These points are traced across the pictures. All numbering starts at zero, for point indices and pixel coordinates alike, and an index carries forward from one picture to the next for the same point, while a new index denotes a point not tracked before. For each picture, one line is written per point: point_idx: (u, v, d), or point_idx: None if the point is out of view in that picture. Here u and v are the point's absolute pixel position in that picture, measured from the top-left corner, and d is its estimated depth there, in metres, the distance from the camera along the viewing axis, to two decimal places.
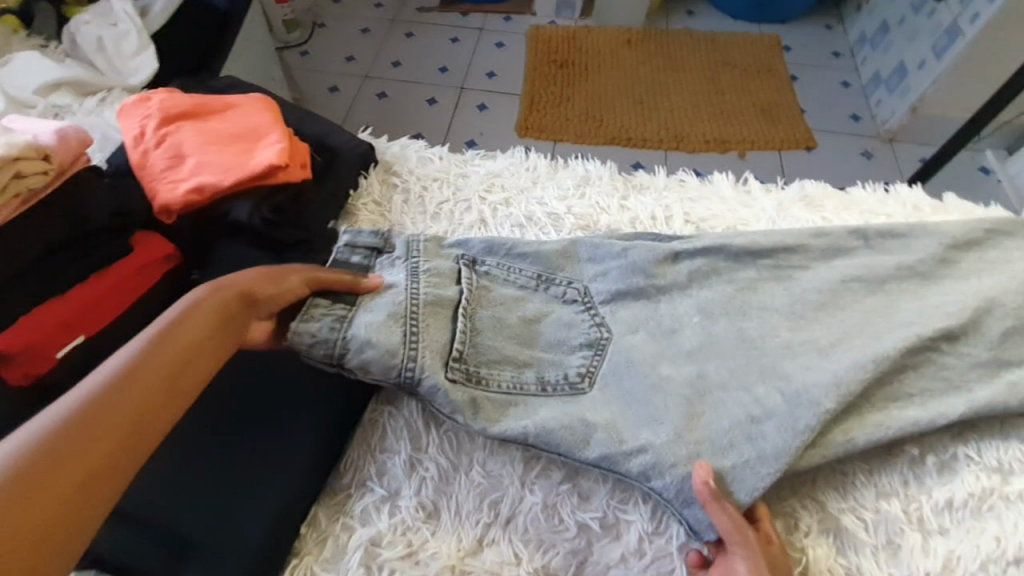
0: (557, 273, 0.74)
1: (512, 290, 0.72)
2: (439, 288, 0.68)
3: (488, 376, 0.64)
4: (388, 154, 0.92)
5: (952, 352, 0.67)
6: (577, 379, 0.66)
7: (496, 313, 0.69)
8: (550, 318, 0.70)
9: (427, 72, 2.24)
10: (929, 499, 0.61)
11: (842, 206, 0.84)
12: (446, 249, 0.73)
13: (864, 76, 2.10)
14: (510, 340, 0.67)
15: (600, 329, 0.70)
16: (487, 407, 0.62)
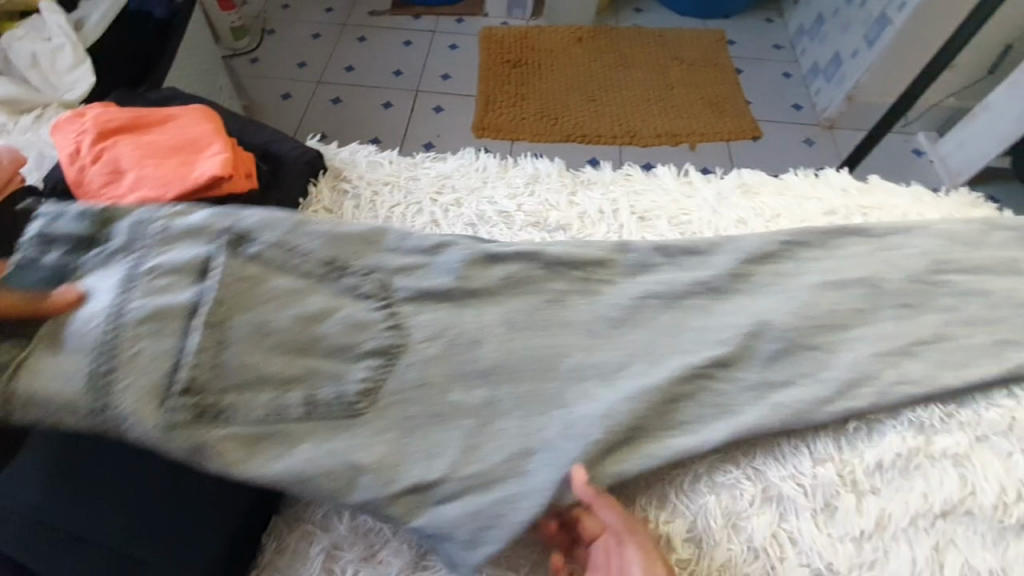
0: (353, 261, 0.70)
1: (291, 280, 0.67)
2: (169, 291, 0.61)
3: (229, 408, 0.59)
4: (338, 161, 0.92)
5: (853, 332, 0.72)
6: (352, 399, 0.62)
7: (259, 316, 0.63)
8: (339, 314, 0.66)
9: (380, 76, 2.23)
10: (861, 462, 0.65)
11: (777, 192, 0.88)
12: (184, 246, 0.64)
13: (804, 67, 2.19)
14: (271, 352, 0.62)
15: (398, 340, 0.67)
16: (227, 448, 0.57)
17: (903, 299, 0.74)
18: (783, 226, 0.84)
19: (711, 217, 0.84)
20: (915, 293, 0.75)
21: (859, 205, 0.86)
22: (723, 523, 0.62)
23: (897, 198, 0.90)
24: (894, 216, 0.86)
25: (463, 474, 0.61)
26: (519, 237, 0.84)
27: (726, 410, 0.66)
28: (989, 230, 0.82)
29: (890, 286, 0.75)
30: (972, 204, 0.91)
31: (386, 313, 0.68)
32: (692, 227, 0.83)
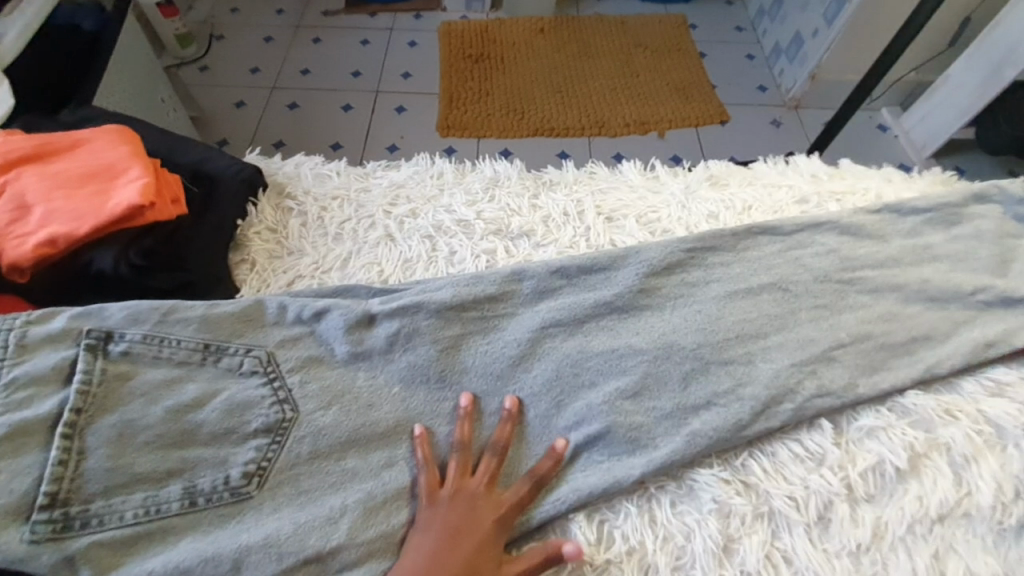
0: (231, 342, 0.64)
1: (165, 371, 0.60)
2: (27, 406, 0.54)
3: (102, 512, 0.52)
4: (281, 175, 0.86)
5: (821, 333, 0.69)
6: (243, 481, 0.57)
7: (126, 416, 0.56)
8: (219, 398, 0.60)
9: (337, 79, 2.14)
10: (855, 466, 0.63)
11: (747, 182, 0.84)
12: (53, 336, 0.58)
13: (767, 48, 2.17)
14: (145, 449, 0.56)
15: (283, 414, 0.61)
16: (101, 554, 0.51)
17: (875, 288, 0.73)
18: (758, 218, 0.80)
19: (681, 213, 0.80)
20: (889, 284, 0.73)
21: (832, 191, 0.83)
22: (720, 547, 0.59)
23: (868, 180, 0.87)
24: (868, 200, 0.83)
25: (362, 538, 0.56)
26: (481, 247, 0.78)
27: (721, 426, 0.64)
28: (964, 209, 0.79)
29: (864, 277, 0.73)
30: (945, 181, 0.89)
31: (276, 386, 0.63)
32: (662, 226, 0.79)
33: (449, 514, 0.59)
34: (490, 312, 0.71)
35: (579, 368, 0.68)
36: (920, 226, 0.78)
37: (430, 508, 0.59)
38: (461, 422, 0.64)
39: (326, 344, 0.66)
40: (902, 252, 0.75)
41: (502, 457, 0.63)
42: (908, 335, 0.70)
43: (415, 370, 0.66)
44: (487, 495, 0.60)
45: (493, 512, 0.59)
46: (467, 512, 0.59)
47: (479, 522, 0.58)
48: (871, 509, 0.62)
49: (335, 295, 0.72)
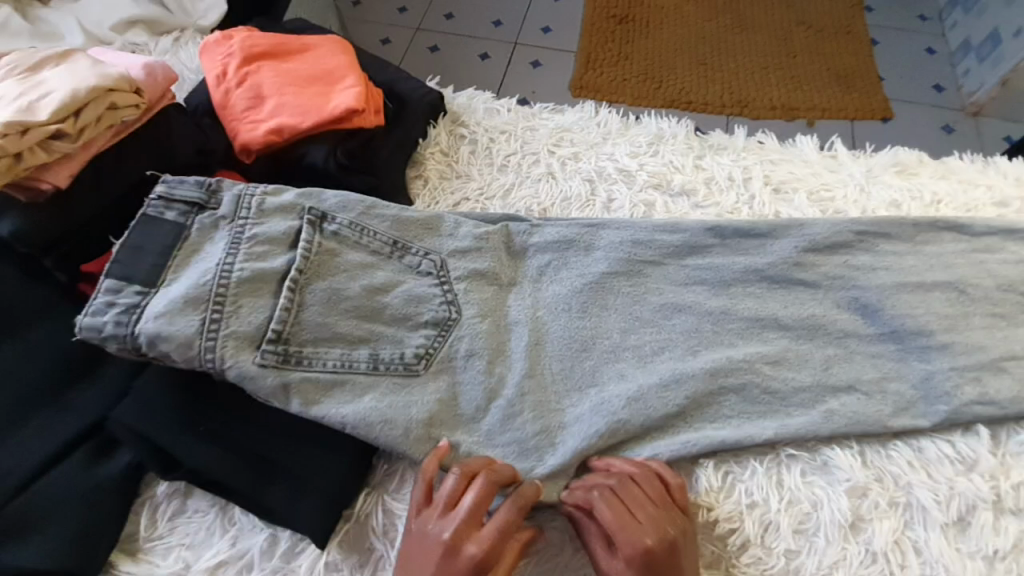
0: (413, 243, 0.72)
1: (361, 256, 0.69)
2: (263, 259, 0.63)
3: (312, 356, 0.62)
4: (456, 104, 0.91)
5: (1000, 343, 0.65)
6: (413, 361, 0.65)
7: (332, 285, 0.66)
8: (400, 289, 0.69)
9: (481, 25, 2.19)
10: (1007, 478, 0.59)
11: (938, 175, 0.78)
12: (288, 202, 0.67)
13: (951, 43, 1.96)
14: (345, 314, 0.65)
15: (449, 315, 0.69)
16: (306, 390, 0.60)
17: None
18: (945, 214, 0.74)
19: (858, 196, 0.76)
20: None
21: None
22: (844, 522, 0.58)
23: None
24: None
25: (502, 438, 0.64)
26: (640, 198, 0.80)
27: (866, 413, 0.63)
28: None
29: None
30: None
31: (446, 291, 0.71)
32: (835, 206, 0.76)
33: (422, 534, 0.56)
34: (636, 257, 0.74)
35: (721, 329, 0.70)
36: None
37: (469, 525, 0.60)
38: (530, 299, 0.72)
39: (494, 262, 0.74)
40: None
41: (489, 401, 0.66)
42: None
43: (559, 300, 0.73)
44: (481, 556, 0.54)
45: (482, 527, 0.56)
46: (452, 562, 0.53)
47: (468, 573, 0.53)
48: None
49: (503, 219, 0.78)
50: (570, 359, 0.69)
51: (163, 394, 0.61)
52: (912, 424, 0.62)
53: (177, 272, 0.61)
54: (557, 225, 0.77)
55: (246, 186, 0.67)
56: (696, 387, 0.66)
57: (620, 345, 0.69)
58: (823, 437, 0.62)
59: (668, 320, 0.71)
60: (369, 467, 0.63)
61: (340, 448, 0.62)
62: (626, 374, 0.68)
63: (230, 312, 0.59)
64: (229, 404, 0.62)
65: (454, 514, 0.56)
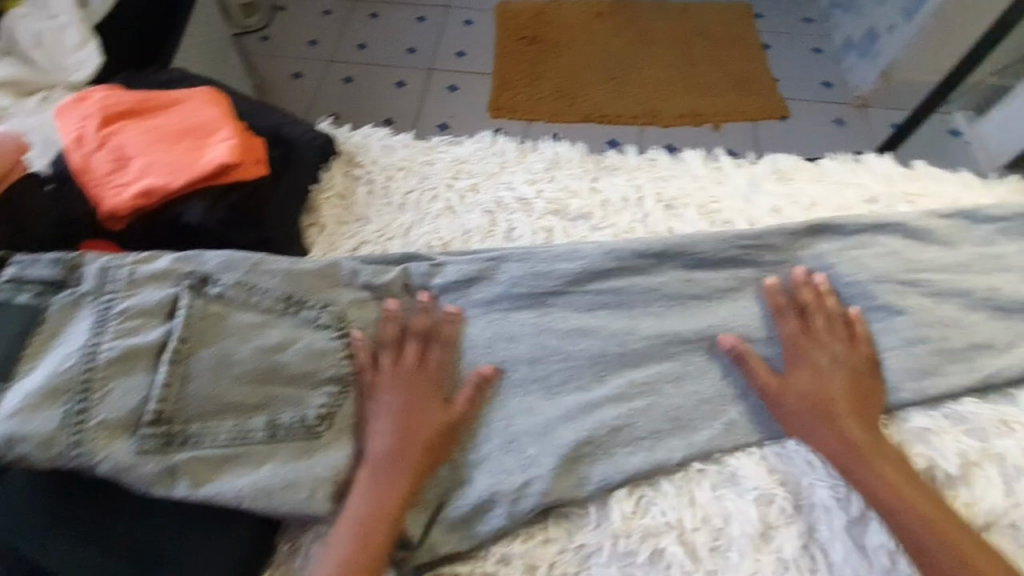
0: (310, 296, 0.69)
1: (252, 316, 0.65)
2: (135, 334, 0.59)
3: (199, 432, 0.58)
4: (350, 144, 0.90)
5: (879, 333, 0.68)
6: (314, 423, 0.62)
7: (221, 350, 0.61)
8: (299, 345, 0.65)
9: (393, 55, 2.21)
10: (902, 469, 0.61)
11: (813, 178, 0.82)
12: (163, 271, 0.64)
13: (835, 42, 2.11)
14: (237, 381, 0.61)
15: (349, 370, 0.67)
16: (194, 469, 0.56)
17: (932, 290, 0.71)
18: (822, 215, 0.78)
19: (743, 205, 0.80)
20: (963, 295, 0.69)
21: (907, 191, 0.79)
22: (755, 532, 0.59)
23: (946, 184, 0.81)
24: (942, 204, 0.77)
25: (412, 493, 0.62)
26: (539, 225, 0.80)
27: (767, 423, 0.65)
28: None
29: (927, 281, 0.72)
30: None
31: (348, 342, 0.68)
32: (723, 216, 0.79)
33: (385, 409, 0.65)
34: (537, 289, 0.75)
35: (628, 351, 0.71)
36: (1003, 231, 0.73)
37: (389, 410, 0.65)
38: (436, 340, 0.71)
39: (393, 309, 0.73)
40: (970, 258, 0.71)
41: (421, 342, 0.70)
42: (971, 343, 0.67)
43: (464, 340, 0.72)
44: (427, 418, 0.65)
45: (426, 397, 0.66)
46: (403, 421, 0.64)
47: (416, 431, 0.63)
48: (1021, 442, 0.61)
49: (401, 263, 0.77)
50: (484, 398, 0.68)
51: (23, 500, 0.55)
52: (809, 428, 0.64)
53: (35, 360, 0.56)
54: (456, 261, 0.77)
55: (114, 257, 0.63)
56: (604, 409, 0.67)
57: (529, 378, 0.70)
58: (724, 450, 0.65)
59: (579, 344, 0.72)
60: (265, 551, 0.60)
61: (233, 535, 0.58)
62: (535, 409, 0.68)
63: (97, 398, 0.55)
64: (106, 496, 0.57)
65: (394, 390, 0.66)
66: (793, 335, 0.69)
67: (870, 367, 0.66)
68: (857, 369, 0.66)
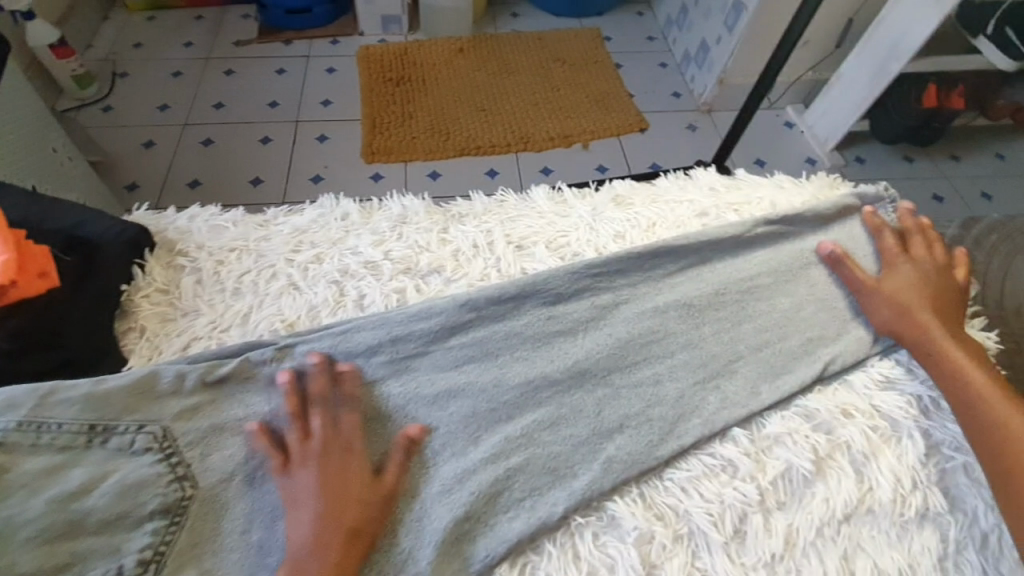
0: (120, 420, 0.62)
1: (46, 459, 0.59)
2: None
3: None
4: (172, 230, 0.82)
5: (726, 343, 0.72)
6: (136, 570, 0.56)
7: (5, 512, 0.55)
8: (108, 482, 0.59)
9: (253, 110, 2.10)
10: (766, 476, 0.63)
11: (650, 200, 0.85)
12: None
13: (678, 55, 2.29)
14: (28, 545, 0.54)
15: (180, 495, 0.60)
16: None
17: (767, 292, 0.75)
18: (662, 235, 0.81)
19: (590, 235, 0.81)
20: (781, 294, 0.75)
21: (732, 201, 0.84)
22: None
23: (763, 189, 0.88)
24: (763, 209, 0.83)
25: None
26: (390, 286, 0.76)
27: (644, 454, 0.64)
28: (846, 211, 0.82)
29: (764, 285, 0.76)
30: (830, 185, 0.90)
31: (174, 461, 0.62)
32: (571, 250, 0.79)
33: (307, 482, 0.62)
34: (400, 353, 0.71)
35: (498, 405, 0.69)
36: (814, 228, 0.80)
37: (305, 473, 0.63)
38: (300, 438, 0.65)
39: (235, 408, 0.66)
40: (789, 259, 0.77)
41: (332, 401, 0.68)
42: (797, 339, 0.72)
43: (323, 424, 0.67)
44: (364, 484, 0.63)
45: (347, 473, 0.64)
46: (334, 492, 0.62)
47: (352, 499, 0.62)
48: (916, 399, 0.68)
49: (241, 353, 0.69)
50: (352, 489, 0.63)
51: None
52: (680, 452, 0.65)
53: None
54: (303, 338, 0.71)
55: None
56: (484, 472, 0.64)
57: (400, 456, 0.65)
58: (606, 490, 0.63)
59: (446, 406, 0.69)
60: None
61: None
62: (408, 490, 0.64)
63: None
64: None
65: (322, 459, 0.64)
66: (893, 252, 0.75)
67: (954, 288, 0.72)
68: (937, 283, 0.72)
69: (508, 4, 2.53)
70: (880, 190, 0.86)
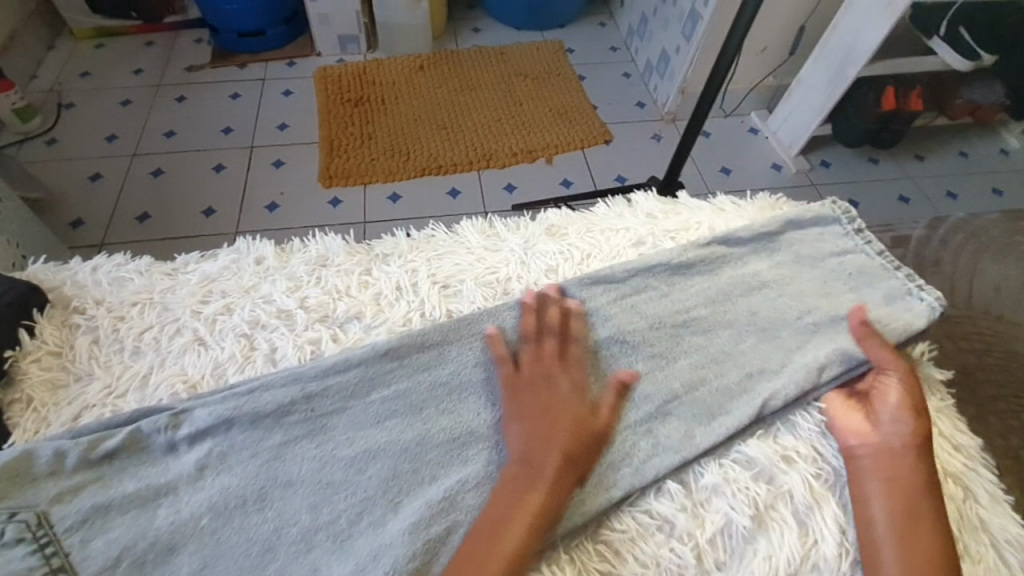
0: None
1: None
2: None
3: None
4: (70, 286, 0.76)
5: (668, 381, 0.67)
6: None
7: None
8: None
9: (205, 137, 2.03)
10: (705, 531, 0.58)
11: (585, 229, 0.82)
12: None
13: (640, 65, 2.27)
14: None
15: None
16: None
17: (707, 325, 0.71)
18: (595, 267, 0.77)
19: (520, 270, 0.77)
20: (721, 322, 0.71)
21: (669, 228, 0.82)
22: None
23: (703, 212, 0.85)
24: (701, 235, 0.80)
25: None
26: (304, 337, 0.71)
27: (582, 513, 0.59)
28: (782, 240, 0.79)
29: (702, 318, 0.72)
30: (772, 206, 0.87)
31: (50, 552, 0.55)
32: (501, 286, 0.75)
33: (543, 398, 0.64)
34: (315, 410, 0.65)
35: (420, 464, 0.63)
36: (750, 254, 0.77)
37: (514, 395, 0.65)
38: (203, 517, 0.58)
39: (125, 484, 0.60)
40: (726, 288, 0.74)
41: (558, 332, 0.69)
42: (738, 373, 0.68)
43: (227, 495, 0.60)
44: (575, 411, 0.63)
45: (566, 395, 0.64)
46: (544, 414, 0.63)
47: (562, 423, 0.62)
48: None
49: (133, 421, 0.63)
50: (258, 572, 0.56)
51: None
52: (615, 511, 0.60)
53: None
54: (205, 401, 0.65)
55: None
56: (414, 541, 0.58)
57: (312, 529, 0.59)
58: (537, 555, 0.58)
59: (365, 468, 0.62)
60: None
61: None
62: (320, 568, 0.57)
63: None
64: None
65: (553, 380, 0.66)
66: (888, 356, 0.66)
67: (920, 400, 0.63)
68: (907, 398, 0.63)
69: (468, 19, 2.50)
70: (830, 205, 0.82)
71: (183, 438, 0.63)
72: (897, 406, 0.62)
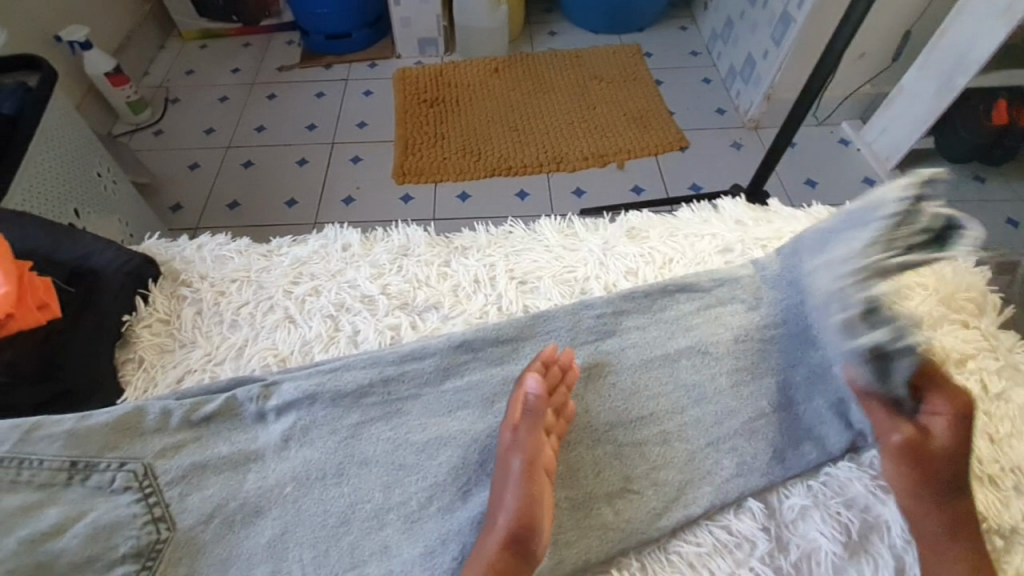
0: (102, 457, 0.61)
1: (23, 497, 0.58)
2: None
3: None
4: (177, 261, 0.82)
5: None
6: None
7: None
8: (81, 523, 0.57)
9: (293, 132, 2.16)
10: (786, 556, 0.56)
11: (667, 233, 0.81)
12: None
13: (721, 71, 2.20)
14: None
15: (156, 537, 0.58)
16: None
17: (794, 342, 0.69)
18: (677, 272, 0.76)
19: (599, 271, 0.77)
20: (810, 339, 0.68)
21: (756, 237, 0.79)
22: None
23: (796, 222, 0.81)
24: None
25: None
26: (386, 323, 0.74)
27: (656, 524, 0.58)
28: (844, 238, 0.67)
29: (788, 333, 0.69)
30: None
31: (152, 502, 0.60)
32: (580, 286, 0.75)
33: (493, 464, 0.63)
34: (391, 394, 0.67)
35: (491, 456, 0.63)
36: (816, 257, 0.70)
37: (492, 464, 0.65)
38: (289, 485, 0.62)
39: (219, 447, 0.64)
40: None
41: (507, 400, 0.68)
42: (826, 393, 0.66)
43: (310, 466, 0.63)
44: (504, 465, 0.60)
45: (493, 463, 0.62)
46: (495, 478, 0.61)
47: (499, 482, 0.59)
48: None
49: (229, 389, 0.68)
50: (333, 540, 0.59)
51: None
52: (694, 523, 0.59)
53: None
54: (294, 375, 0.69)
55: None
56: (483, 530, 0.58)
57: (384, 507, 0.61)
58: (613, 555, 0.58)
59: (438, 454, 0.63)
60: None
61: None
62: (390, 546, 0.58)
63: None
64: None
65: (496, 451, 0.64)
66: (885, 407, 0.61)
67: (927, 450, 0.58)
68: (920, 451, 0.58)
69: (545, 23, 2.51)
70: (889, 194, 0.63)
71: (272, 410, 0.66)
72: (904, 461, 0.59)
